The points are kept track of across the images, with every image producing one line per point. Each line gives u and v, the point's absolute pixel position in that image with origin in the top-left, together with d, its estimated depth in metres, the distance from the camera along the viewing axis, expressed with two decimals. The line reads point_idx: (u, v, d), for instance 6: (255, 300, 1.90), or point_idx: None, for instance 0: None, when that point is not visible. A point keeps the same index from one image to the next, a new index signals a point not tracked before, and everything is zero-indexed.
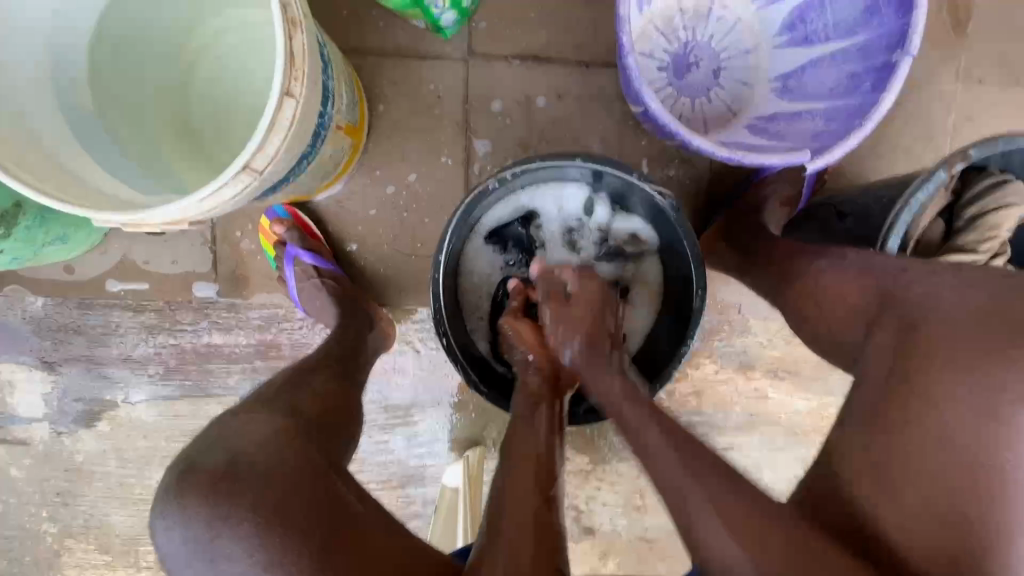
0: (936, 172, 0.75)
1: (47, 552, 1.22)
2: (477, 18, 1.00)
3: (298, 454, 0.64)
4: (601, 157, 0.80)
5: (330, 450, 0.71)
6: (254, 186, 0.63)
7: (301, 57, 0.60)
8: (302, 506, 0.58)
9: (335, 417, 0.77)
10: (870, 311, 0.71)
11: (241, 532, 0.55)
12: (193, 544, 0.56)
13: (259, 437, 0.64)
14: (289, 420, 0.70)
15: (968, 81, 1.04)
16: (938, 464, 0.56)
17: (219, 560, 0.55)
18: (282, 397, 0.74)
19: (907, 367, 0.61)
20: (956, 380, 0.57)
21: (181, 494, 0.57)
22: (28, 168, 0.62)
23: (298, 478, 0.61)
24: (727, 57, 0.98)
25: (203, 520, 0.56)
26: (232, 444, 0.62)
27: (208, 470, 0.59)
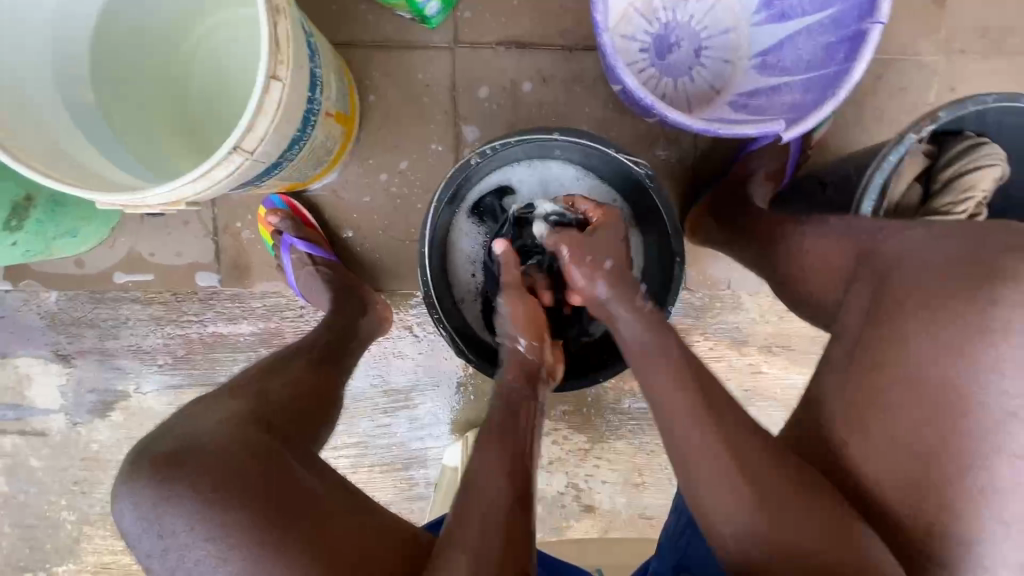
0: (904, 136, 0.77)
1: (67, 539, 1.27)
2: (462, 7, 1.03)
3: (241, 434, 0.64)
4: (580, 130, 0.83)
5: (289, 429, 0.71)
6: (246, 167, 0.67)
7: (285, 42, 0.63)
8: (237, 477, 0.58)
9: (314, 399, 0.79)
10: (849, 271, 0.72)
11: (185, 507, 0.56)
12: (143, 522, 0.57)
13: (207, 424, 0.65)
14: (256, 403, 0.71)
15: (950, 52, 1.06)
16: (900, 401, 0.58)
17: (166, 534, 0.56)
18: (255, 381, 0.76)
19: (879, 314, 0.63)
20: (915, 323, 0.59)
21: (135, 476, 0.59)
22: (36, 157, 0.67)
23: (244, 451, 0.62)
24: (707, 36, 1.01)
25: (151, 495, 0.57)
26: (180, 431, 0.64)
27: (156, 456, 0.60)
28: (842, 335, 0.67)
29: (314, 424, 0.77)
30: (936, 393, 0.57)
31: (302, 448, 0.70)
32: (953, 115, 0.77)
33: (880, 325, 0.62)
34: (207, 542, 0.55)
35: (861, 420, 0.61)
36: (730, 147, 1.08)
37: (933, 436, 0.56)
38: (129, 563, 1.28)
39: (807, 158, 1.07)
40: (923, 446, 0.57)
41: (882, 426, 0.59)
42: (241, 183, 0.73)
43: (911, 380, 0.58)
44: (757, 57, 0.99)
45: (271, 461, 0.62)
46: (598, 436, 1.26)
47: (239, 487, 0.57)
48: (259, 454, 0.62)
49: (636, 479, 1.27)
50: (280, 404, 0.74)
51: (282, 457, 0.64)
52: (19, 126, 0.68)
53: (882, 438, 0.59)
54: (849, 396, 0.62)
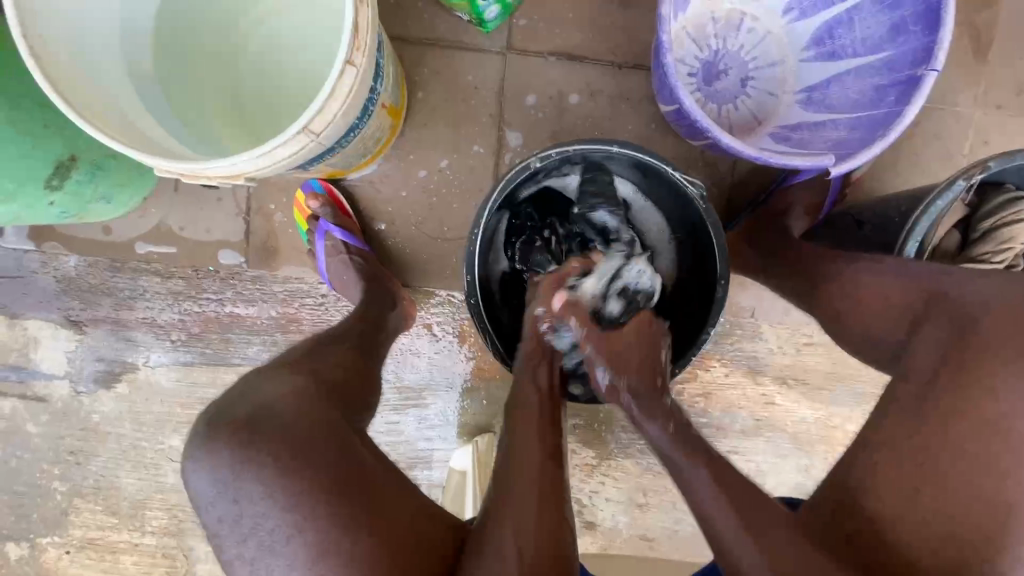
0: (953, 184, 0.78)
1: (55, 510, 1.24)
2: (518, 15, 1.05)
3: (317, 406, 0.64)
4: (637, 144, 0.83)
5: (348, 408, 0.72)
6: (309, 149, 0.67)
7: (364, 29, 0.63)
8: (319, 452, 0.59)
9: (356, 382, 0.78)
10: (912, 310, 0.73)
11: (264, 477, 0.57)
12: (219, 485, 0.58)
13: (279, 392, 0.65)
14: (311, 377, 0.70)
15: (987, 106, 1.08)
16: (979, 448, 0.61)
17: (243, 501, 0.57)
18: (308, 361, 0.75)
19: (959, 359, 0.64)
20: (1001, 369, 0.61)
21: (211, 441, 0.59)
22: (99, 119, 0.67)
23: (313, 426, 0.61)
24: (755, 67, 1.02)
25: (228, 463, 0.58)
26: (256, 395, 0.64)
27: (232, 420, 0.60)
28: (911, 373, 0.69)
29: (360, 404, 0.76)
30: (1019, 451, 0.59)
31: (355, 423, 0.70)
32: (1001, 167, 0.79)
33: (966, 368, 0.63)
34: (281, 514, 0.56)
35: (934, 466, 0.63)
36: (767, 177, 1.09)
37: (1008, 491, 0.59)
38: (116, 541, 1.25)
39: (845, 194, 1.07)
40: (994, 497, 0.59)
41: (957, 475, 0.61)
42: (295, 165, 0.72)
43: (999, 430, 0.60)
44: (802, 92, 1.00)
45: (336, 439, 0.62)
46: (607, 452, 1.26)
47: (321, 462, 0.59)
48: (331, 434, 0.62)
49: (640, 499, 1.27)
50: (331, 381, 0.74)
51: (344, 433, 0.64)
52: (83, 87, 0.68)
53: (960, 484, 0.61)
54: (921, 431, 0.65)
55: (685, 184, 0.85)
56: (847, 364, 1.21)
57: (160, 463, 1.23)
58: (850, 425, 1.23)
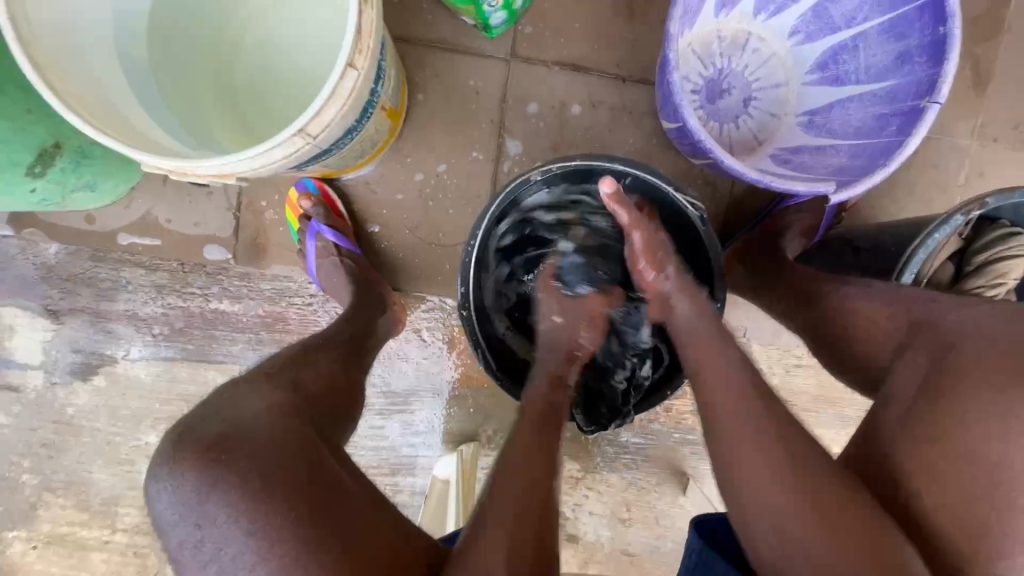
0: (952, 217, 0.78)
1: (24, 504, 1.20)
2: (523, 22, 1.04)
3: (291, 427, 0.63)
4: (638, 162, 0.82)
5: (326, 427, 0.70)
6: (304, 151, 0.65)
7: (368, 32, 0.62)
8: (287, 474, 0.57)
9: (338, 397, 0.76)
10: (900, 337, 0.72)
11: (230, 500, 0.55)
12: (181, 508, 0.56)
13: (255, 411, 0.63)
14: (289, 396, 0.68)
15: (983, 138, 1.09)
16: (955, 475, 0.58)
17: (206, 525, 0.55)
18: (287, 372, 0.73)
19: (941, 386, 0.62)
20: (980, 396, 0.59)
21: (175, 459, 0.57)
22: (86, 109, 0.64)
23: (288, 446, 0.60)
24: (758, 87, 1.02)
25: (192, 485, 0.56)
26: (228, 413, 0.62)
27: (200, 439, 0.58)
28: (892, 399, 0.67)
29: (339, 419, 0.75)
30: (994, 478, 0.57)
31: (333, 443, 0.69)
32: (999, 203, 0.79)
33: (944, 400, 0.61)
34: (245, 537, 0.54)
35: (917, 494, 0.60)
36: (765, 198, 1.08)
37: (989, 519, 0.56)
38: (85, 537, 1.21)
39: (839, 220, 1.07)
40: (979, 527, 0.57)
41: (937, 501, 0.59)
42: (289, 166, 0.70)
43: (976, 457, 0.58)
44: (804, 115, 1.00)
45: (313, 459, 0.60)
46: (592, 466, 1.25)
47: (288, 486, 0.56)
48: (305, 453, 0.61)
49: (623, 514, 1.26)
50: (314, 392, 0.72)
51: (324, 456, 0.63)
52: (70, 74, 0.65)
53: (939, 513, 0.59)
54: (902, 459, 0.62)
55: (684, 205, 0.85)
56: (834, 388, 1.22)
57: (135, 460, 1.20)
58: (834, 448, 1.23)
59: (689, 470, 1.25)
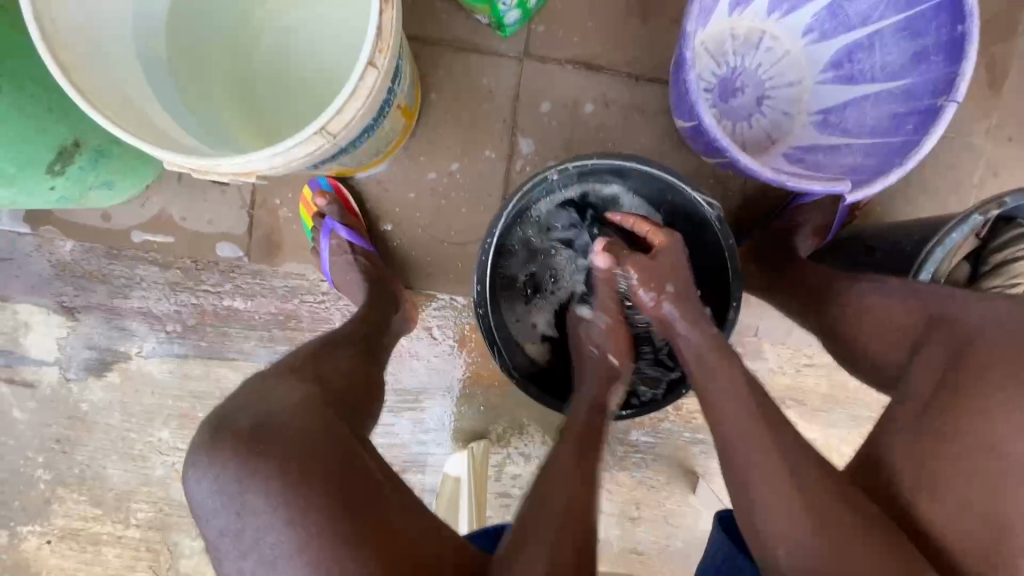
0: (969, 216, 0.78)
1: (38, 498, 1.22)
2: (537, 21, 1.04)
3: (318, 418, 0.63)
4: (654, 162, 0.83)
5: (355, 419, 0.71)
6: (324, 150, 0.65)
7: (388, 31, 0.62)
8: (322, 467, 0.57)
9: (360, 394, 0.76)
10: (917, 330, 0.71)
11: (270, 489, 0.55)
12: (221, 497, 0.57)
13: (287, 403, 0.64)
14: (316, 389, 0.69)
15: (998, 137, 1.08)
16: (972, 469, 0.59)
17: (246, 513, 0.56)
18: (310, 366, 0.74)
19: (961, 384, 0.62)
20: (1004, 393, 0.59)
21: (215, 449, 0.59)
22: (109, 107, 0.65)
23: (319, 437, 0.60)
24: (772, 86, 1.02)
25: (233, 473, 0.57)
26: (260, 405, 0.63)
27: (238, 429, 0.60)
28: (909, 396, 0.66)
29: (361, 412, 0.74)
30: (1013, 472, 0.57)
31: (361, 433, 0.69)
32: (1017, 203, 0.79)
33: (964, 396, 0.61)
34: (282, 528, 0.54)
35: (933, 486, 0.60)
36: (777, 197, 1.08)
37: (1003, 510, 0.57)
38: (99, 532, 1.22)
39: (853, 219, 1.07)
40: (989, 517, 0.57)
41: (953, 494, 0.59)
42: (307, 165, 0.71)
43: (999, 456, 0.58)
44: (818, 114, 1.00)
45: (342, 448, 0.60)
46: (602, 464, 1.25)
47: (319, 476, 0.57)
48: (337, 443, 0.61)
49: (633, 512, 1.26)
50: (337, 388, 0.73)
51: (356, 448, 0.63)
52: (94, 74, 0.66)
53: (960, 510, 0.59)
54: (921, 454, 0.62)
55: (701, 205, 0.85)
56: (844, 388, 1.22)
57: (148, 455, 1.21)
58: (845, 448, 1.23)
59: (699, 469, 1.24)
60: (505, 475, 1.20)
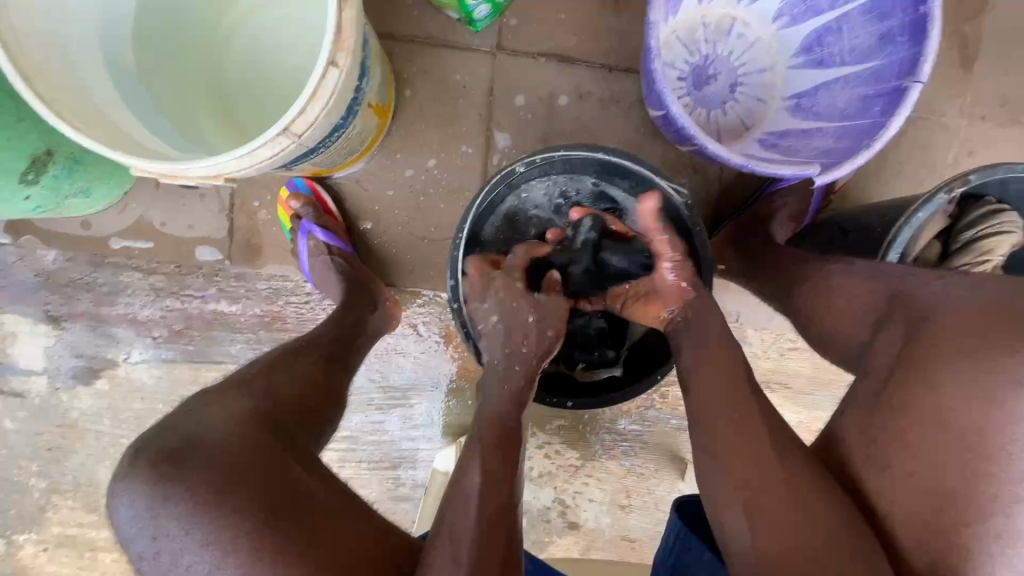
0: (935, 196, 0.80)
1: (32, 507, 1.22)
2: (508, 15, 1.04)
3: (246, 434, 0.64)
4: (623, 152, 0.84)
5: (297, 431, 0.72)
6: (291, 150, 0.66)
7: (348, 31, 0.62)
8: (238, 483, 0.59)
9: (312, 402, 0.78)
10: (879, 309, 0.72)
11: (178, 514, 0.58)
12: (139, 520, 0.59)
13: (214, 422, 0.65)
14: (257, 404, 0.70)
15: (972, 116, 1.09)
16: (921, 441, 0.60)
17: (160, 537, 0.58)
18: (261, 378, 0.75)
19: (907, 363, 0.64)
20: (949, 365, 0.60)
21: (130, 475, 0.60)
22: (76, 115, 0.65)
23: (245, 455, 0.62)
24: (745, 73, 1.02)
25: (145, 497, 0.58)
26: (185, 426, 0.64)
27: (155, 453, 0.61)
28: (871, 373, 0.68)
29: (313, 426, 0.76)
30: (957, 439, 0.58)
31: (302, 446, 0.70)
32: (982, 181, 0.80)
33: (917, 368, 0.62)
34: (198, 548, 0.57)
35: (885, 458, 0.63)
36: (753, 183, 1.09)
37: (953, 478, 0.57)
38: (95, 538, 1.23)
39: (829, 202, 1.08)
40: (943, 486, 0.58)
41: (905, 464, 0.61)
42: (277, 166, 0.71)
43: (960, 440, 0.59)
44: (791, 99, 1.01)
45: (273, 462, 0.63)
46: (591, 454, 1.26)
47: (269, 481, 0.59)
48: (263, 459, 0.63)
49: (623, 500, 1.27)
50: (281, 398, 0.74)
51: (285, 460, 0.65)
52: (58, 82, 0.66)
53: (919, 485, 0.59)
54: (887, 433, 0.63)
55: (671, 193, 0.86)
56: (829, 369, 1.23)
57: None
58: None
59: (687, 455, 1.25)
60: None
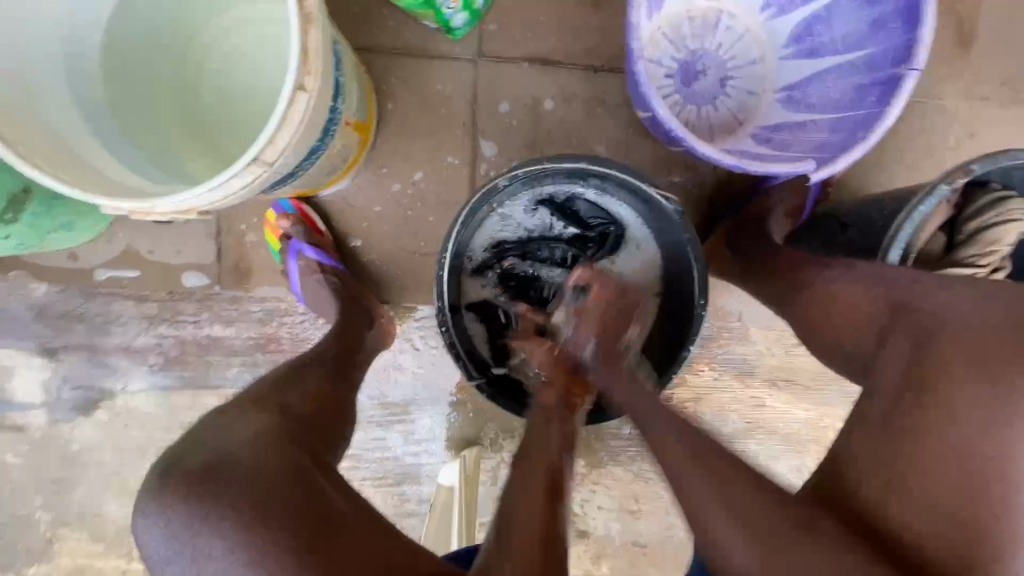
0: (936, 187, 0.77)
1: (39, 540, 1.22)
2: (488, 21, 1.01)
3: (278, 452, 0.63)
4: (607, 160, 0.81)
5: (317, 443, 0.70)
6: (264, 178, 0.64)
7: (315, 52, 0.61)
8: (275, 504, 0.57)
9: (324, 419, 0.75)
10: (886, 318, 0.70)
11: (224, 531, 0.55)
12: (173, 542, 0.57)
13: (239, 439, 0.63)
14: (277, 420, 0.68)
15: (972, 97, 1.05)
16: (941, 466, 0.57)
17: (199, 559, 0.56)
18: (274, 396, 0.73)
19: (925, 379, 0.61)
20: (978, 383, 0.57)
21: (161, 495, 0.58)
22: (41, 154, 0.64)
23: (273, 473, 0.60)
24: (734, 66, 0.99)
25: (181, 520, 0.56)
26: (212, 445, 0.62)
27: (185, 473, 0.59)
28: (883, 390, 0.65)
29: (330, 441, 0.73)
30: (983, 462, 0.55)
31: (326, 462, 0.68)
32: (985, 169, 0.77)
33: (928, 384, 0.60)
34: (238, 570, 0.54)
35: (903, 478, 0.59)
36: (747, 180, 1.06)
37: (978, 506, 0.55)
38: (104, 568, 1.23)
39: (826, 196, 1.05)
40: (973, 519, 0.55)
41: (924, 492, 0.58)
42: (254, 193, 0.70)
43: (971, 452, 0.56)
44: (782, 91, 0.98)
45: (303, 480, 0.61)
46: (597, 461, 1.24)
47: (278, 512, 0.57)
48: (295, 476, 0.61)
49: (632, 506, 1.25)
50: (299, 416, 0.72)
51: (315, 476, 0.63)
52: (24, 121, 0.65)
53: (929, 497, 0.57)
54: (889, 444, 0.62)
55: (661, 200, 0.84)
56: None
57: None
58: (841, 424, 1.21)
59: None
60: (499, 480, 1.19)
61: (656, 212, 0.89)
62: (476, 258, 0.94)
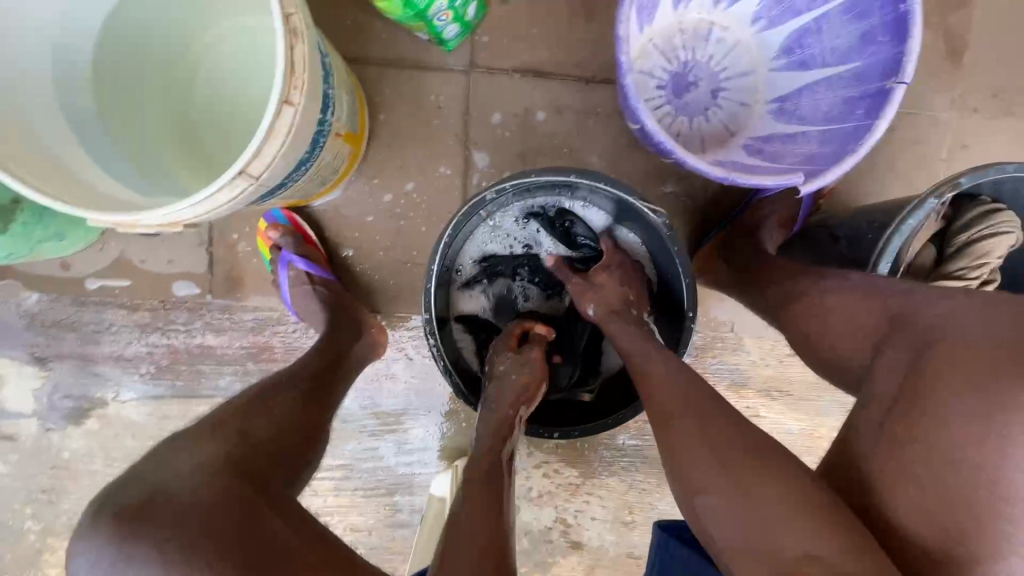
0: (925, 200, 0.77)
1: (29, 550, 1.21)
2: (480, 32, 1.02)
3: (217, 487, 0.62)
4: (595, 172, 0.81)
5: (272, 473, 0.69)
6: (250, 191, 0.64)
7: (301, 66, 0.61)
8: (210, 541, 0.56)
9: (291, 441, 0.75)
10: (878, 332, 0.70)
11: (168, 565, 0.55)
12: None
13: (183, 470, 0.62)
14: (230, 449, 0.67)
15: (964, 108, 1.06)
16: (931, 481, 0.57)
17: None
18: (234, 420, 0.71)
19: (915, 394, 0.60)
20: (964, 399, 0.57)
21: (93, 533, 0.57)
22: (28, 166, 0.64)
23: (214, 511, 0.59)
24: (726, 77, 0.99)
25: (109, 562, 0.55)
26: (156, 477, 0.61)
27: (123, 508, 0.58)
28: (873, 404, 0.65)
29: (291, 472, 0.73)
30: (973, 477, 0.55)
31: (276, 492, 0.67)
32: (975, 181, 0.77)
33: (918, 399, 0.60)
34: None
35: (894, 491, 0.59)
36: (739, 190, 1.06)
37: (968, 519, 0.55)
38: None
39: (818, 206, 1.05)
40: (960, 534, 0.55)
41: (915, 505, 0.58)
42: (242, 206, 0.70)
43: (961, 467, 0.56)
44: (774, 102, 0.98)
45: (245, 516, 0.60)
46: (591, 471, 1.23)
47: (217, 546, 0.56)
48: (236, 513, 0.60)
49: (626, 516, 1.24)
50: (258, 441, 0.71)
51: (259, 511, 0.62)
52: (12, 133, 0.65)
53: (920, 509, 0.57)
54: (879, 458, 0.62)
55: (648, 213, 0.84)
56: None
57: None
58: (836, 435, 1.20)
59: None
60: None
61: (646, 224, 0.89)
62: (466, 269, 0.94)
